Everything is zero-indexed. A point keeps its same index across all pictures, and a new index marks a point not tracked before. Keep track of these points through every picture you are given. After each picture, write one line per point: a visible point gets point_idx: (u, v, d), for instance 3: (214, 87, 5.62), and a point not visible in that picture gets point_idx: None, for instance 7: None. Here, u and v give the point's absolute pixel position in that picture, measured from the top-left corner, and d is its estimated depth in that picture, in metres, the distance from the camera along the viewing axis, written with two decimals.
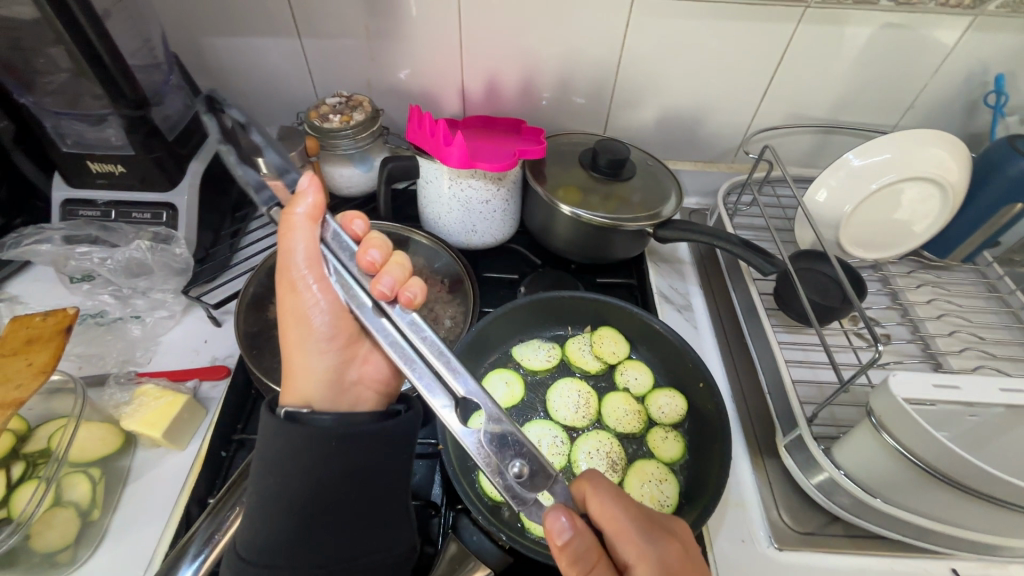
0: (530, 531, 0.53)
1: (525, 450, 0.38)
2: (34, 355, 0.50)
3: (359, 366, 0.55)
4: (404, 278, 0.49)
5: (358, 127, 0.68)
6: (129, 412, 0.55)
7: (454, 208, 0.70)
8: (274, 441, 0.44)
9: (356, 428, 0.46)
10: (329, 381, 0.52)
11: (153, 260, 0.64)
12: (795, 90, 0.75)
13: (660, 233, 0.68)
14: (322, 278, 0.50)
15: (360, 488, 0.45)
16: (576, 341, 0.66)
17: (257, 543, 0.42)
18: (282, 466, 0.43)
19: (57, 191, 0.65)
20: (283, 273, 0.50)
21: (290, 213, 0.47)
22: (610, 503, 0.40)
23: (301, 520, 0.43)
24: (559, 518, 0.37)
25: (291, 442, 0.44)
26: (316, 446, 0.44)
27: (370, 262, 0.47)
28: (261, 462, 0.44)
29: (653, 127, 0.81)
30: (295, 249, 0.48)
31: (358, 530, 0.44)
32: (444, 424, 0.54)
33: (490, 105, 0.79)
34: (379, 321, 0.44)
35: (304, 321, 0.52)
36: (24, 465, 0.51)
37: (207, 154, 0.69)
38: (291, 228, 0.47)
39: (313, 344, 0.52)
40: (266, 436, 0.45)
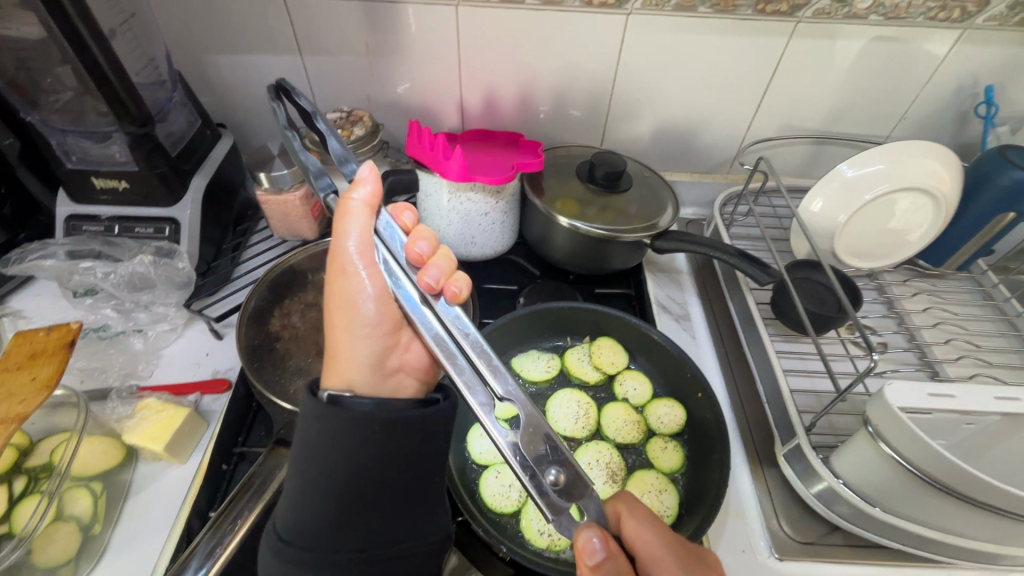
0: (531, 542, 0.52)
1: (563, 459, 0.38)
2: (37, 370, 0.50)
3: (403, 352, 0.52)
4: (449, 271, 0.46)
5: (358, 142, 0.69)
6: (131, 426, 0.55)
7: (454, 220, 0.70)
8: (317, 425, 0.42)
9: (398, 415, 0.43)
10: (372, 368, 0.49)
11: (156, 274, 0.65)
12: (789, 103, 0.76)
13: (658, 244, 0.69)
14: (372, 264, 0.47)
15: (400, 474, 0.42)
16: (575, 352, 0.66)
17: (297, 529, 0.40)
18: (325, 451, 0.41)
19: (61, 207, 0.65)
20: (334, 257, 0.48)
21: (347, 199, 0.45)
22: (647, 530, 0.40)
23: (343, 507, 0.41)
24: (593, 537, 0.36)
25: (336, 428, 0.41)
26: (360, 431, 0.41)
27: (417, 252, 0.45)
28: (304, 445, 0.42)
29: (650, 139, 0.82)
30: (349, 234, 0.46)
31: (397, 516, 0.42)
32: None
33: (489, 119, 0.80)
34: (424, 314, 0.42)
35: (351, 304, 0.50)
36: (26, 479, 0.51)
37: (209, 168, 0.70)
38: (348, 212, 0.45)
39: (359, 329, 0.49)
40: (308, 418, 0.42)
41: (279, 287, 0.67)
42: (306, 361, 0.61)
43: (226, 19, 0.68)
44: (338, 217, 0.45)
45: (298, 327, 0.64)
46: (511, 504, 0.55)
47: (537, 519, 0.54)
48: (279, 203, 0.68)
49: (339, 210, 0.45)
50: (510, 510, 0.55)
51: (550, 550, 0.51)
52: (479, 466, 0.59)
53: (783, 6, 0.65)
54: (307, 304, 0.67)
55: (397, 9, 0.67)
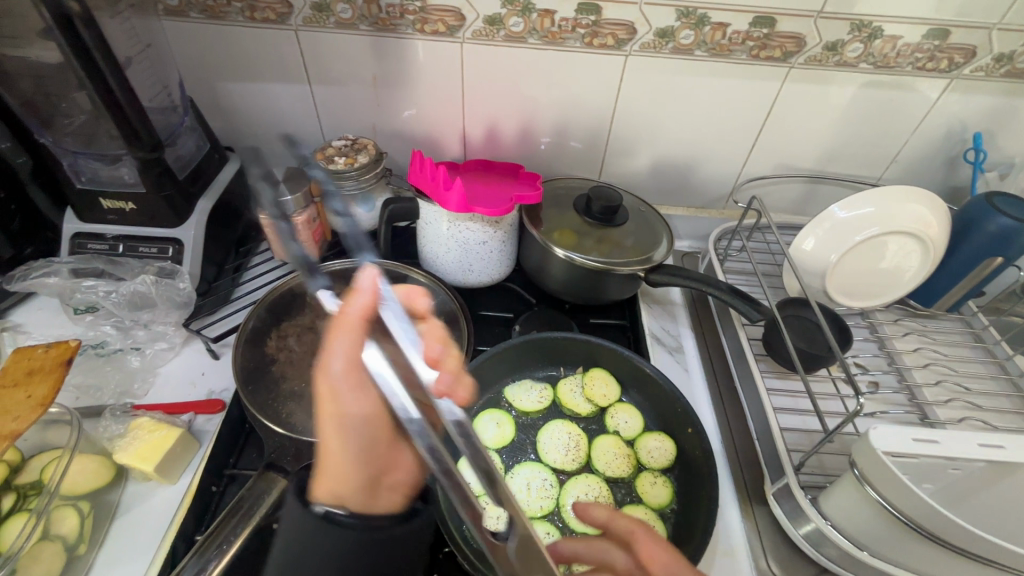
0: None
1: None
2: (34, 387, 0.51)
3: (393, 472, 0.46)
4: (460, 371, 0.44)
5: (361, 169, 0.71)
6: (121, 445, 0.55)
7: (452, 249, 0.72)
8: (302, 539, 0.39)
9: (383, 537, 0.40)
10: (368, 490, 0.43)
11: (157, 294, 0.66)
12: (783, 142, 0.78)
13: (652, 277, 0.70)
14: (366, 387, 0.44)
15: None
16: (567, 383, 0.66)
17: None
18: (303, 563, 0.38)
19: (68, 225, 0.67)
20: (322, 375, 0.45)
21: (342, 312, 0.41)
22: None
23: None
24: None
25: (320, 547, 0.38)
26: (340, 547, 0.38)
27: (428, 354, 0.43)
28: (282, 557, 0.39)
29: (648, 173, 0.84)
30: (338, 352, 0.42)
31: None
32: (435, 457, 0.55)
33: (491, 150, 0.82)
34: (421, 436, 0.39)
35: (343, 429, 0.45)
36: (15, 496, 0.51)
37: (215, 191, 0.71)
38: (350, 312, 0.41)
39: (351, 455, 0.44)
40: (289, 534, 0.39)
41: (277, 310, 0.68)
42: (300, 384, 0.62)
43: (238, 49, 0.71)
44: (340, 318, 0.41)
45: (294, 350, 0.65)
46: None
47: None
48: None
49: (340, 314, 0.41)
50: None
51: None
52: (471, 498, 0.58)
53: (777, 52, 0.68)
54: (303, 327, 0.68)
55: (405, 44, 0.70)
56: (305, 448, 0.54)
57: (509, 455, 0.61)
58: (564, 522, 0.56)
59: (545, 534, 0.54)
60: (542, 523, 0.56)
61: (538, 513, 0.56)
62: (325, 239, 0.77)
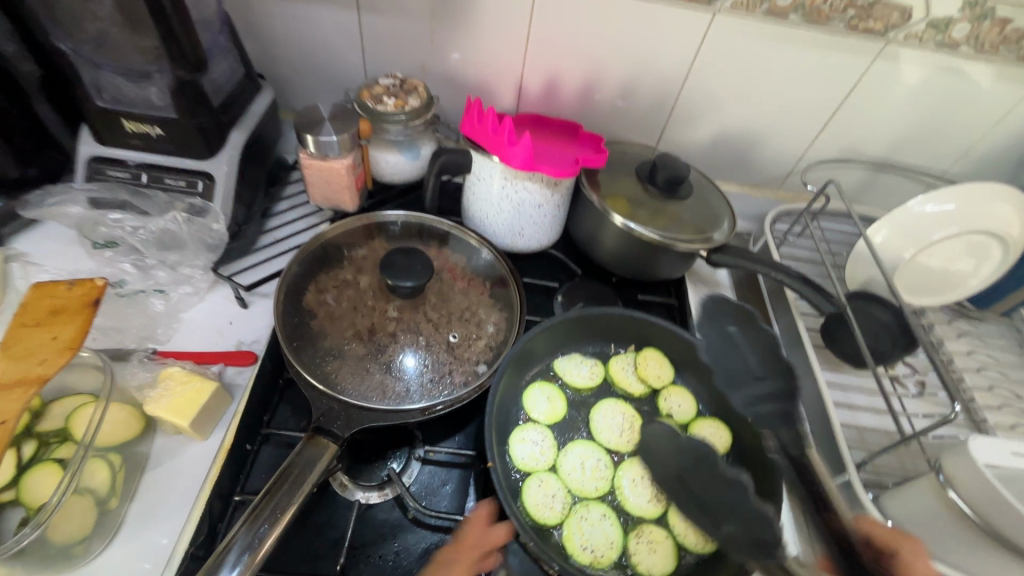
0: (573, 558, 0.48)
1: None
2: (58, 329, 0.46)
3: None
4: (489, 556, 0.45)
5: (411, 114, 0.65)
6: (152, 396, 0.51)
7: (505, 210, 0.67)
8: None
9: None
10: None
11: (188, 234, 0.60)
12: (858, 124, 0.74)
13: (714, 258, 0.67)
14: None
15: None
16: (619, 360, 0.63)
17: None
18: None
19: (83, 147, 0.60)
20: None
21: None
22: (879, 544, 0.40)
23: None
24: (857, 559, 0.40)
25: None
26: None
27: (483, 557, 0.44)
28: None
29: (709, 144, 0.79)
30: None
31: None
32: (489, 426, 0.52)
33: (547, 105, 0.76)
34: None
35: None
36: (36, 444, 0.47)
37: (249, 123, 0.64)
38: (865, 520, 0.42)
39: None
40: None
41: (315, 260, 0.63)
42: (341, 342, 0.57)
43: None
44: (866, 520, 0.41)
45: (333, 306, 0.60)
46: (555, 516, 0.51)
47: (581, 534, 0.50)
48: (323, 169, 0.63)
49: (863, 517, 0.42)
50: (554, 521, 0.51)
51: (592, 568, 0.48)
52: (521, 473, 0.53)
53: (877, 25, 0.62)
54: (345, 282, 0.63)
55: None
56: (355, 413, 0.50)
57: (561, 432, 0.58)
58: (621, 506, 0.53)
59: (600, 516, 0.51)
60: (598, 504, 0.53)
61: (594, 494, 0.53)
62: (365, 187, 0.71)
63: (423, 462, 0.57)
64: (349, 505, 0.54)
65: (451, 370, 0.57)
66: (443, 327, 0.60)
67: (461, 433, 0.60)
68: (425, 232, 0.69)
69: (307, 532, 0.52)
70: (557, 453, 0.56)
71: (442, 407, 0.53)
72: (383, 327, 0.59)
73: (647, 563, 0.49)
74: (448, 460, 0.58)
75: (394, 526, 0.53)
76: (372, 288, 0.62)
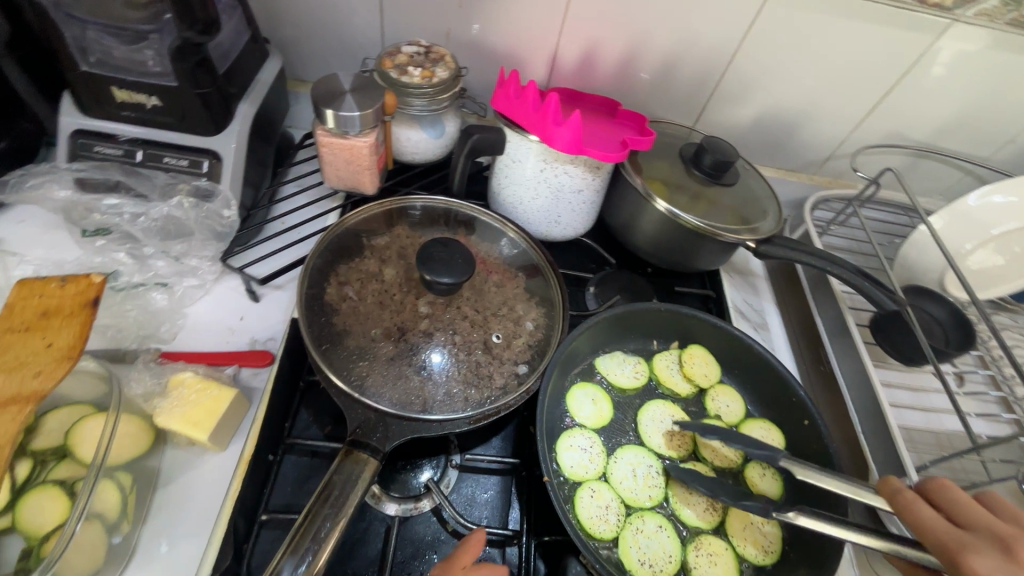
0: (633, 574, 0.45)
1: None
2: (53, 334, 0.40)
3: None
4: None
5: (439, 86, 0.58)
6: (164, 407, 0.46)
7: (541, 195, 0.62)
8: None
9: None
10: None
11: (195, 221, 0.53)
12: (908, 107, 0.70)
13: (761, 249, 0.63)
14: None
15: None
16: (663, 358, 0.60)
17: None
18: None
19: (65, 118, 0.52)
20: None
21: None
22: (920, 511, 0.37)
23: None
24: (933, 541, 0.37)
25: None
26: None
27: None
28: None
29: (747, 126, 0.75)
30: None
31: None
32: (540, 435, 0.48)
33: (580, 80, 0.70)
34: None
35: None
36: (31, 463, 0.41)
37: (257, 94, 0.57)
38: (920, 502, 0.38)
39: None
40: None
41: (336, 250, 0.57)
42: (368, 341, 0.52)
43: None
44: (901, 505, 0.38)
45: (357, 301, 0.55)
46: (610, 530, 0.47)
47: (638, 548, 0.47)
48: (343, 147, 0.57)
49: (895, 494, 0.39)
50: (610, 535, 0.47)
51: None
52: (571, 482, 0.50)
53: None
54: (368, 274, 0.57)
55: None
56: (393, 423, 0.46)
57: (608, 437, 0.54)
58: (676, 516, 0.50)
59: (657, 528, 0.48)
60: (653, 514, 0.49)
61: (648, 503, 0.50)
62: (386, 168, 0.64)
63: (461, 470, 0.53)
64: (383, 520, 0.50)
65: (492, 372, 0.52)
66: (480, 325, 0.55)
67: (498, 437, 0.56)
68: (452, 219, 0.63)
69: (341, 550, 0.48)
70: (606, 459, 0.52)
71: (486, 415, 0.49)
72: (414, 325, 0.54)
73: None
74: (487, 468, 0.54)
75: (434, 541, 0.49)
76: (399, 281, 0.57)
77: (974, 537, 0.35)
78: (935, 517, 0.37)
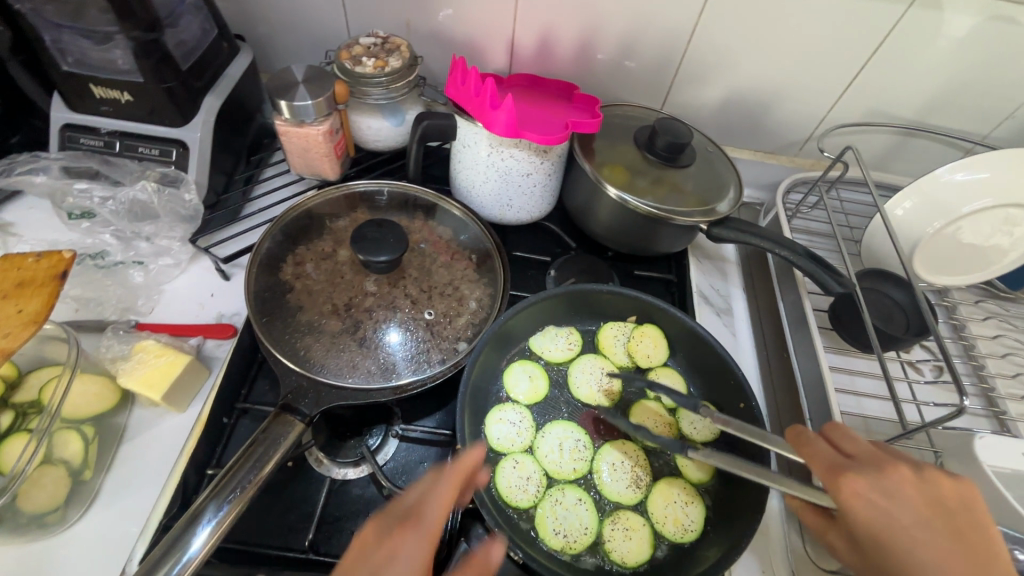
0: (543, 541, 0.47)
1: None
2: (24, 301, 0.46)
3: None
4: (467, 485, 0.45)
5: (393, 76, 0.61)
6: (126, 369, 0.51)
7: (491, 179, 0.63)
8: None
9: None
10: None
11: (159, 204, 0.59)
12: (885, 83, 0.67)
13: (714, 232, 0.61)
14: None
15: None
16: (613, 327, 0.61)
17: None
18: None
19: (57, 114, 0.58)
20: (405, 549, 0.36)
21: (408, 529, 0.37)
22: (818, 448, 0.43)
23: None
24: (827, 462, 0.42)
25: None
26: None
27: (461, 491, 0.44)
28: None
29: (718, 107, 0.74)
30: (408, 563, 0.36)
31: None
32: (462, 411, 0.49)
33: (542, 66, 0.71)
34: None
35: None
36: (13, 414, 0.48)
37: (225, 88, 0.62)
38: (815, 438, 0.44)
39: None
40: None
41: (294, 233, 0.61)
42: (317, 317, 0.56)
43: None
44: (799, 440, 0.44)
45: (311, 279, 0.59)
46: (527, 499, 0.50)
47: (554, 518, 0.49)
48: (300, 136, 0.60)
49: (796, 435, 0.45)
50: (526, 505, 0.49)
51: (563, 553, 0.47)
52: (498, 454, 0.52)
53: None
54: (323, 255, 0.61)
55: None
56: (324, 392, 0.49)
57: (542, 413, 0.56)
58: (598, 490, 0.52)
59: (576, 501, 0.50)
60: (574, 488, 0.51)
61: (571, 476, 0.52)
62: (347, 154, 0.68)
63: (400, 440, 0.56)
64: (324, 480, 0.53)
65: (430, 347, 0.55)
66: (422, 302, 0.58)
67: (441, 411, 0.59)
68: (410, 203, 0.66)
69: (284, 505, 0.52)
70: (535, 434, 0.54)
71: (417, 386, 0.52)
72: (360, 302, 0.57)
73: (621, 550, 0.48)
74: (424, 438, 0.56)
75: (368, 503, 0.52)
76: (349, 262, 0.60)
77: (859, 463, 0.41)
78: (829, 449, 0.43)
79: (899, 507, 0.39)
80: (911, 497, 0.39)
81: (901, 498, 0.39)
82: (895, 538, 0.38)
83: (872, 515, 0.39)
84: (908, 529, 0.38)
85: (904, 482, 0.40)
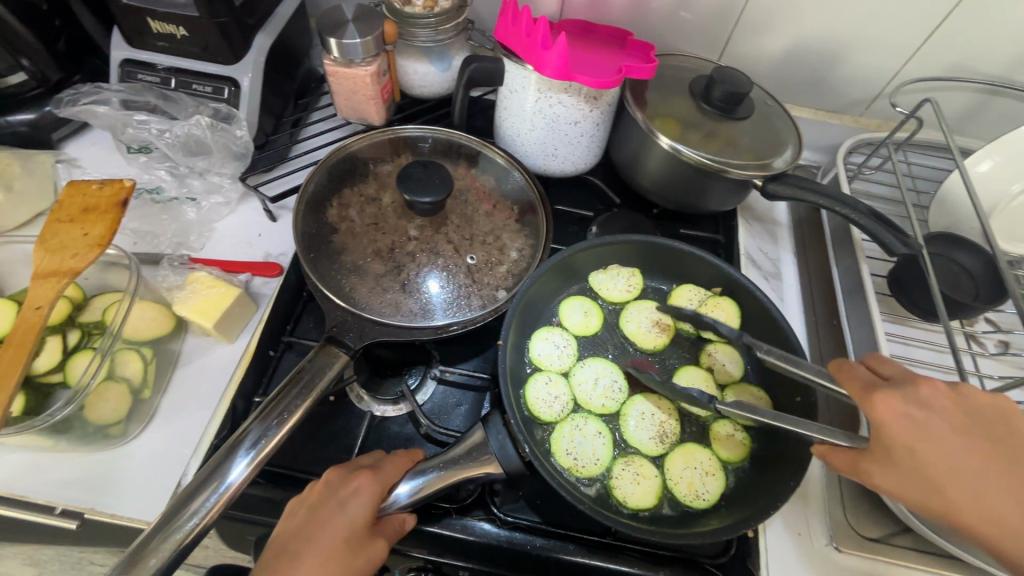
0: (554, 458, 0.49)
1: None
2: (90, 225, 0.48)
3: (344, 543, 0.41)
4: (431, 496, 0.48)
5: (442, 16, 0.59)
6: (181, 297, 0.53)
7: (538, 125, 0.62)
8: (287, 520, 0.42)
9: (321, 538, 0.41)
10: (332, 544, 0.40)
11: (212, 139, 0.60)
12: (971, 33, 0.61)
13: (768, 188, 0.58)
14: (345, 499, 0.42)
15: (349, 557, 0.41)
16: (686, 291, 0.59)
17: None
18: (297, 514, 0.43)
19: (116, 50, 0.60)
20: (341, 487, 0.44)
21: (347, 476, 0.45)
22: (858, 372, 0.41)
23: None
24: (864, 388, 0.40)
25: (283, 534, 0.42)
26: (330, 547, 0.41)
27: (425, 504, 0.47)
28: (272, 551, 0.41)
29: (779, 60, 0.69)
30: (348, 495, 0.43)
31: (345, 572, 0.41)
32: (509, 327, 0.50)
33: (594, 12, 0.68)
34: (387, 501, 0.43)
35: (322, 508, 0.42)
36: (80, 333, 0.51)
37: (275, 27, 0.62)
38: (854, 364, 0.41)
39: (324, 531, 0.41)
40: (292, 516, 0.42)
41: (338, 175, 0.61)
42: (361, 258, 0.56)
43: None
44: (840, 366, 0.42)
45: (356, 222, 0.59)
46: (551, 414, 0.51)
47: (568, 439, 0.50)
48: (347, 76, 0.60)
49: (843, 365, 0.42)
50: (549, 419, 0.51)
51: (568, 473, 0.48)
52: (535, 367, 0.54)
53: None
54: (367, 199, 0.61)
55: None
56: (368, 326, 0.50)
57: (588, 346, 0.57)
58: (620, 431, 0.52)
59: (595, 432, 0.51)
60: (596, 421, 0.52)
61: (597, 411, 0.53)
62: (392, 99, 0.68)
63: (438, 382, 0.57)
64: (364, 415, 0.55)
65: (470, 293, 0.55)
66: (462, 248, 0.58)
67: (477, 356, 0.59)
68: (454, 150, 0.65)
69: (326, 436, 0.54)
70: (575, 361, 0.55)
71: (457, 328, 0.53)
72: (403, 246, 0.57)
73: (626, 489, 0.48)
74: (462, 381, 0.57)
75: (405, 440, 0.54)
76: (394, 206, 0.60)
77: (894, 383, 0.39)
78: (866, 373, 0.41)
79: (937, 422, 0.37)
80: (949, 413, 0.37)
81: (940, 414, 0.37)
82: (932, 453, 0.36)
83: (911, 430, 0.37)
84: (946, 443, 0.36)
85: (941, 397, 0.38)
